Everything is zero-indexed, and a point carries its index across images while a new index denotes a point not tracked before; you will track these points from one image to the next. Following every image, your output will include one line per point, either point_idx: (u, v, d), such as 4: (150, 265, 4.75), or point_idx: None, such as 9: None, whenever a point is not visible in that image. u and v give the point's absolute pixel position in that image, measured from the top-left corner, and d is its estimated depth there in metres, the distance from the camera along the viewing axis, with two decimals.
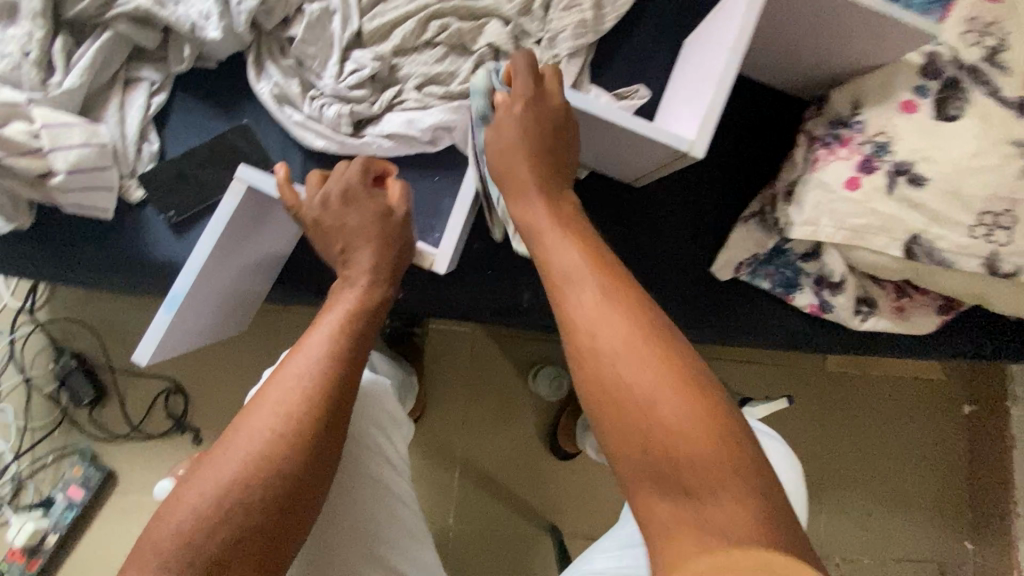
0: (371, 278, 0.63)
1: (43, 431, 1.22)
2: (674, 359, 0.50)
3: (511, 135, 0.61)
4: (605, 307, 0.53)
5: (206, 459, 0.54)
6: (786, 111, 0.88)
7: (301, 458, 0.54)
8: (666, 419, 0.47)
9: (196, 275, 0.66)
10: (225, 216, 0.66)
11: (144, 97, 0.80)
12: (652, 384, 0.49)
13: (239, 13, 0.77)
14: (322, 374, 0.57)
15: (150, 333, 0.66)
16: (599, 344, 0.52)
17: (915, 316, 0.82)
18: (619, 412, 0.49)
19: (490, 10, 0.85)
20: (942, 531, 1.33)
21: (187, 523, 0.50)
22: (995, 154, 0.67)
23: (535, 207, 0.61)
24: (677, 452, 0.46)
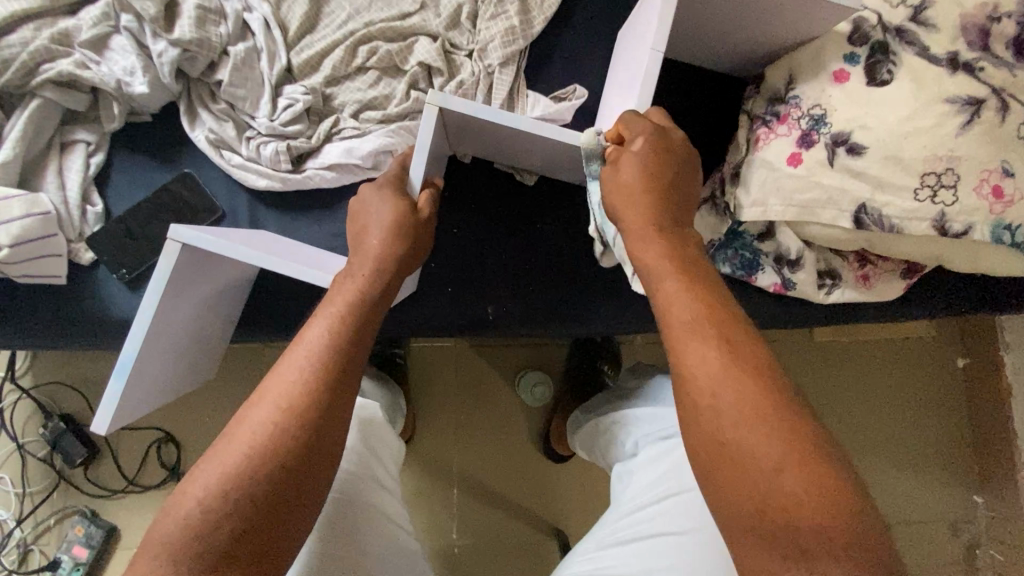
0: (375, 267, 0.62)
1: (42, 494, 1.22)
2: (801, 427, 0.48)
3: (633, 176, 0.61)
4: (738, 376, 0.50)
5: (209, 451, 0.51)
6: (728, 93, 0.87)
7: (305, 445, 0.51)
8: (787, 491, 0.46)
9: (141, 339, 0.66)
10: (163, 278, 0.66)
11: (81, 159, 0.80)
12: (771, 453, 0.47)
13: (162, 64, 0.77)
14: (322, 363, 0.54)
15: (106, 403, 0.67)
16: (718, 415, 0.50)
17: (879, 283, 0.81)
18: (732, 470, 0.48)
19: (417, 28, 0.84)
20: (951, 487, 1.31)
21: (192, 516, 0.47)
22: (929, 114, 0.66)
23: (650, 246, 0.59)
24: (791, 510, 0.46)
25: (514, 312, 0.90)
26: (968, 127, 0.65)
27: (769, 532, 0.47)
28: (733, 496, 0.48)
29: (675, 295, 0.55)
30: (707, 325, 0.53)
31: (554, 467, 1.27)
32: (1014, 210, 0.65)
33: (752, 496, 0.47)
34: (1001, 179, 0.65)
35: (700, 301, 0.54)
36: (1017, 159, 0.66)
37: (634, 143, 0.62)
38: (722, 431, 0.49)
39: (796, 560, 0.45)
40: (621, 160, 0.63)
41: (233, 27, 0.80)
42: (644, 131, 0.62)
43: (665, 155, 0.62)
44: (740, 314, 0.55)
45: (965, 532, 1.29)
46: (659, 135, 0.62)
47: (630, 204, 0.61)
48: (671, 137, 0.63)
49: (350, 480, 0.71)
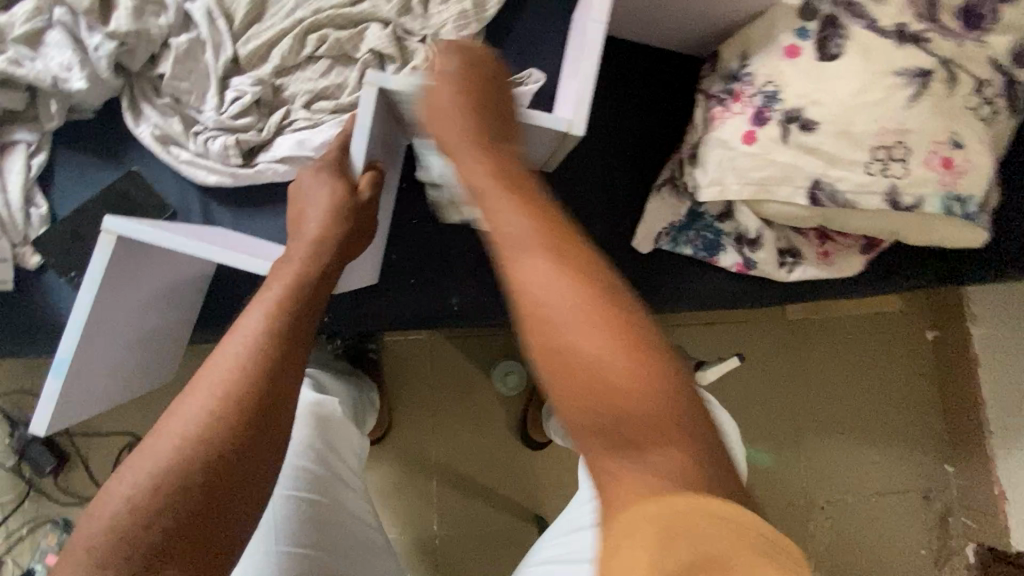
0: (313, 250, 0.61)
1: (13, 504, 1.18)
2: (631, 321, 0.41)
3: (446, 92, 0.58)
4: (561, 272, 0.42)
5: (138, 448, 0.50)
6: (687, 73, 0.86)
7: (237, 438, 0.50)
8: (624, 388, 0.38)
9: (78, 336, 0.65)
10: (98, 273, 0.64)
11: (22, 160, 0.78)
12: (600, 352, 0.39)
13: (99, 58, 0.74)
14: (257, 350, 0.53)
15: (44, 399, 0.67)
16: (550, 321, 0.41)
17: (840, 259, 0.82)
18: (567, 376, 0.40)
19: (367, 14, 0.82)
20: (922, 456, 1.33)
21: (121, 512, 0.46)
22: (879, 87, 0.65)
23: (468, 153, 0.53)
24: (624, 407, 0.38)
25: (479, 302, 0.89)
26: (918, 100, 0.65)
27: (608, 437, 0.38)
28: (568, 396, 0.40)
29: (474, 164, 0.52)
30: (536, 233, 0.44)
31: (532, 455, 1.27)
32: (965, 181, 0.65)
33: (597, 399, 0.39)
34: (951, 151, 0.65)
35: (527, 209, 0.46)
36: (967, 131, 0.66)
37: (444, 63, 0.60)
38: (538, 307, 0.41)
39: (623, 454, 0.38)
40: (433, 82, 0.60)
41: (174, 18, 0.78)
42: (457, 55, 0.61)
43: (470, 75, 0.59)
44: (560, 211, 0.48)
45: (938, 500, 1.32)
46: (457, 52, 0.61)
47: (461, 109, 0.57)
48: (483, 65, 0.61)
49: (309, 478, 0.71)
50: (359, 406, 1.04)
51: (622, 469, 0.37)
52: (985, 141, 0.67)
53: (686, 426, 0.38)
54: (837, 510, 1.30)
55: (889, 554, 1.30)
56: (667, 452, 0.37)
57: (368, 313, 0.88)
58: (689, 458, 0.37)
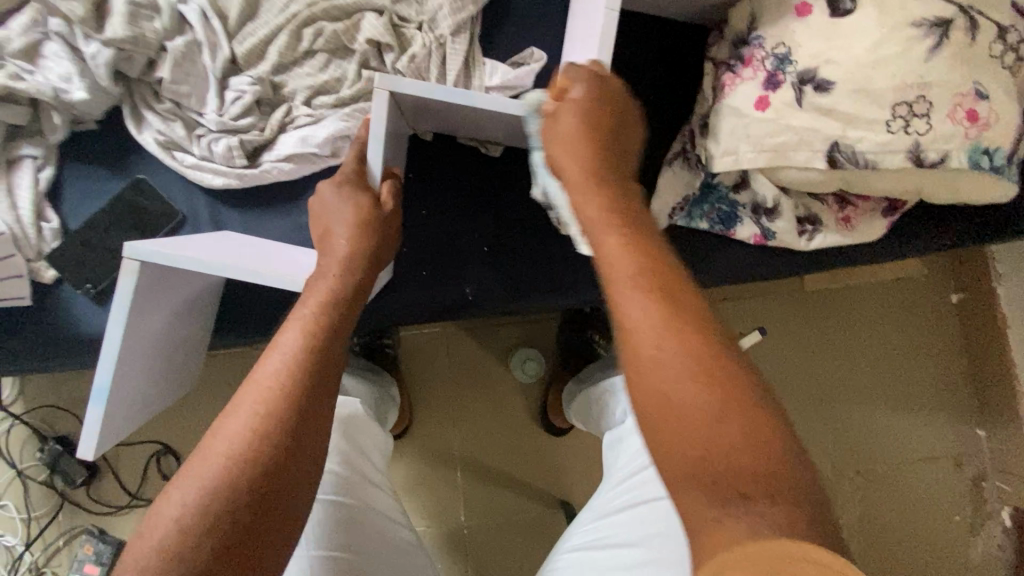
0: (344, 266, 0.60)
1: (48, 517, 1.19)
2: (730, 368, 0.45)
3: (570, 126, 0.58)
4: (672, 323, 0.47)
5: (182, 468, 0.49)
6: (691, 42, 0.84)
7: (284, 453, 0.49)
8: (721, 435, 0.42)
9: (114, 363, 0.65)
10: (127, 297, 0.64)
11: (30, 175, 0.78)
12: (708, 407, 0.43)
13: (97, 67, 0.74)
14: (298, 368, 0.52)
15: (88, 430, 0.66)
16: (660, 366, 0.45)
17: (861, 224, 0.79)
18: (666, 420, 0.44)
19: (362, 4, 0.80)
20: (953, 423, 1.31)
21: (169, 536, 0.45)
22: (896, 40, 0.63)
23: (585, 193, 0.56)
24: (716, 457, 0.42)
25: (493, 290, 0.88)
26: (938, 51, 0.62)
27: (712, 479, 0.41)
28: (669, 450, 0.44)
29: (583, 194, 0.56)
30: (645, 281, 0.49)
31: (554, 441, 1.26)
32: (991, 133, 0.63)
33: (683, 440, 0.43)
34: (975, 102, 0.63)
35: (638, 253, 0.50)
36: (990, 80, 0.63)
37: (572, 89, 0.59)
38: (638, 344, 0.47)
39: (725, 500, 0.40)
40: (558, 109, 0.60)
41: (169, 21, 0.77)
42: (582, 76, 0.60)
43: (603, 96, 0.60)
44: (670, 256, 0.52)
45: (971, 465, 1.30)
46: (594, 79, 0.60)
47: (569, 154, 0.57)
48: (611, 87, 0.61)
49: (337, 480, 0.71)
50: (381, 401, 1.03)
51: (728, 516, 0.39)
52: (1010, 90, 0.64)
53: (790, 478, 0.41)
54: (869, 481, 1.28)
55: (925, 525, 1.28)
56: (777, 505, 0.40)
57: (382, 308, 0.87)
58: (796, 511, 0.39)
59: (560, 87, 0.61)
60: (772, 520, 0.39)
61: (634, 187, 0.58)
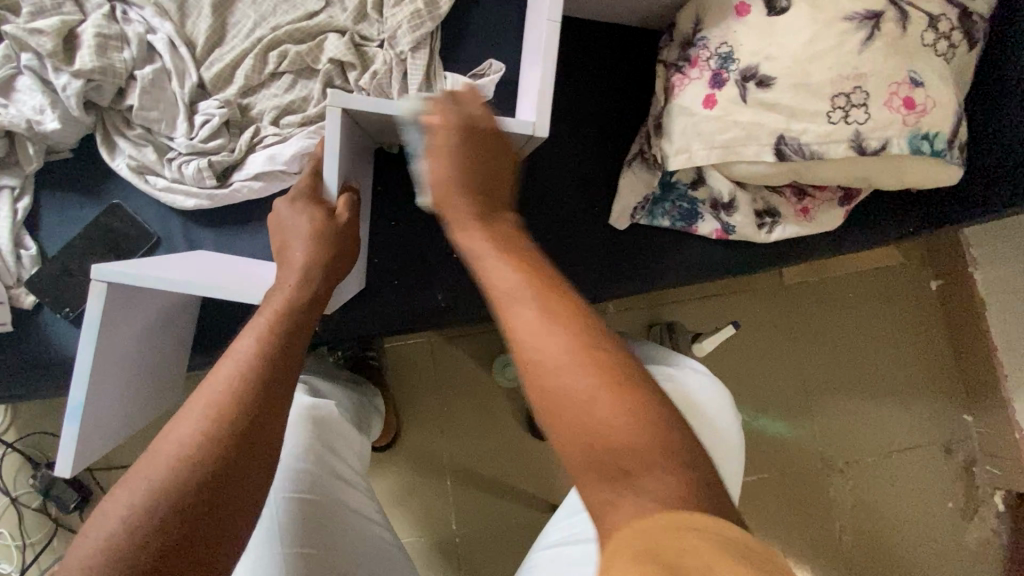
0: (302, 276, 0.62)
1: (42, 543, 1.20)
2: (608, 357, 0.45)
3: (445, 168, 0.61)
4: (553, 325, 0.47)
5: (133, 469, 0.51)
6: (646, 47, 0.86)
7: (232, 454, 0.51)
8: (602, 417, 0.43)
9: (86, 378, 0.67)
10: (96, 317, 0.66)
11: (8, 205, 0.80)
12: (587, 391, 0.44)
13: (68, 98, 0.77)
14: (249, 374, 0.54)
15: (65, 447, 0.68)
16: (541, 362, 0.45)
17: (821, 214, 0.81)
18: (555, 422, 0.44)
19: (324, 26, 0.83)
20: (938, 408, 1.31)
21: (116, 535, 0.46)
22: (831, 34, 0.65)
23: (474, 231, 0.57)
24: (604, 441, 0.42)
25: (465, 296, 0.90)
26: (871, 43, 0.64)
27: (604, 467, 0.42)
28: (575, 444, 0.43)
29: (490, 257, 0.54)
30: (522, 284, 0.50)
31: (541, 445, 1.27)
32: (929, 119, 0.65)
33: (579, 432, 0.43)
34: (912, 90, 0.64)
35: (522, 268, 0.51)
36: (925, 68, 0.65)
37: (442, 136, 0.62)
38: (528, 350, 0.46)
39: (624, 487, 0.41)
40: (437, 148, 0.62)
41: (137, 51, 0.80)
42: (456, 121, 0.62)
43: (483, 145, 0.63)
44: (558, 274, 0.52)
45: (960, 451, 1.30)
46: (464, 121, 0.62)
47: (446, 193, 0.61)
48: (479, 128, 0.63)
49: (308, 479, 0.72)
50: (363, 410, 1.04)
51: (621, 499, 0.41)
52: (946, 77, 0.66)
53: (669, 448, 0.42)
54: (857, 471, 1.28)
55: (917, 512, 1.28)
56: (660, 475, 0.41)
57: (358, 319, 0.89)
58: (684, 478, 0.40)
59: (444, 125, 0.62)
60: (667, 486, 0.40)
61: (515, 227, 0.60)
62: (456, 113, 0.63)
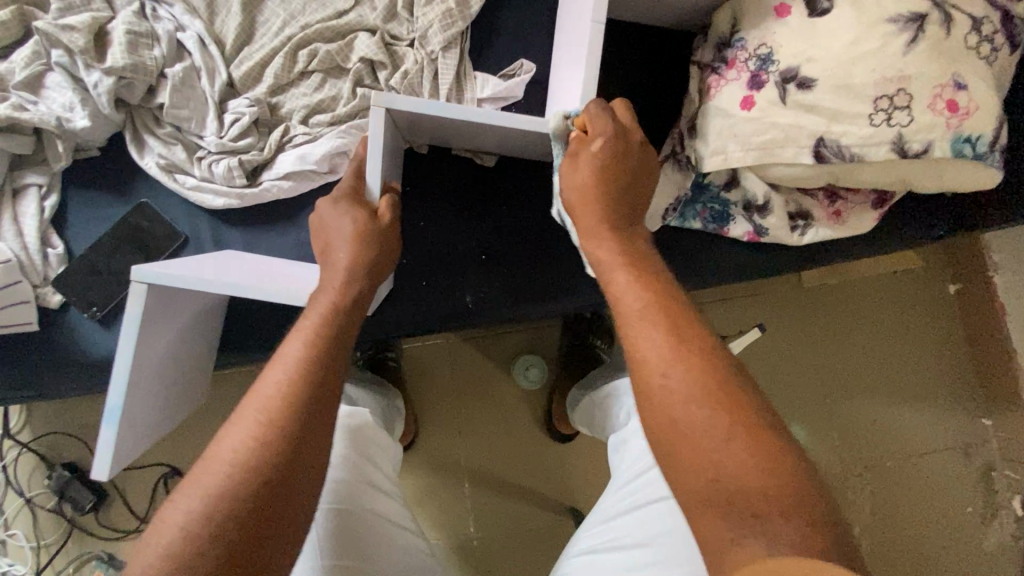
0: (345, 277, 0.62)
1: (57, 544, 1.19)
2: (734, 395, 0.48)
3: (585, 178, 0.61)
4: (684, 353, 0.50)
5: (189, 476, 0.50)
6: (676, 48, 0.86)
7: (285, 460, 0.50)
8: (723, 454, 0.46)
9: (126, 378, 0.66)
10: (136, 319, 0.65)
11: (35, 203, 0.79)
12: (714, 426, 0.47)
13: (99, 95, 0.76)
14: (301, 378, 0.53)
15: (102, 450, 0.67)
16: (668, 391, 0.49)
17: (852, 218, 0.80)
18: (677, 453, 0.47)
19: (354, 24, 0.82)
20: (957, 413, 1.30)
21: (175, 543, 0.46)
22: (874, 36, 0.64)
23: (604, 250, 0.59)
24: (722, 474, 0.45)
25: (492, 297, 0.89)
26: (914, 44, 0.64)
27: (716, 499, 0.45)
28: (693, 479, 0.46)
29: (629, 292, 0.55)
30: (655, 311, 0.53)
31: (560, 449, 1.26)
32: (972, 121, 0.64)
33: (699, 464, 0.46)
34: (955, 92, 0.64)
35: (649, 291, 0.54)
36: (969, 71, 0.65)
37: (587, 139, 0.62)
38: (648, 379, 0.50)
39: (737, 520, 0.43)
40: (580, 156, 0.62)
41: (167, 48, 0.79)
42: (613, 117, 0.62)
43: (630, 153, 0.62)
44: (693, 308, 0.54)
45: (978, 456, 1.29)
46: (612, 130, 0.61)
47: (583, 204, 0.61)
48: (628, 127, 0.63)
49: (346, 489, 0.71)
50: (387, 412, 1.03)
51: (742, 539, 0.42)
52: (987, 79, 0.66)
53: (802, 495, 0.44)
54: (878, 476, 1.28)
55: (937, 516, 1.27)
56: None
57: (384, 319, 0.88)
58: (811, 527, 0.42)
59: (591, 133, 0.61)
60: (796, 531, 0.41)
61: (647, 244, 0.61)
62: (612, 124, 0.61)
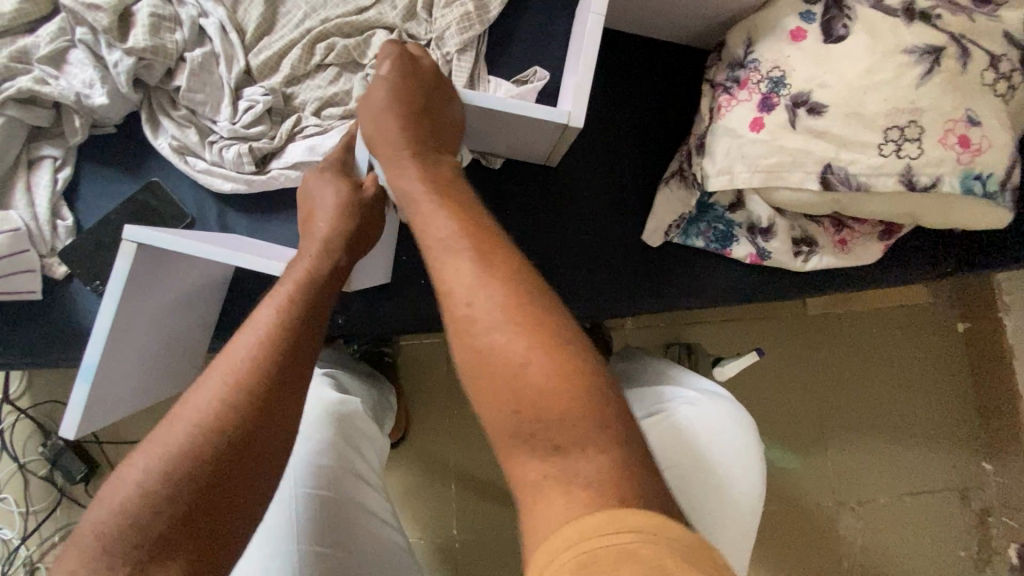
0: (323, 248, 0.62)
1: (45, 512, 1.20)
2: (538, 313, 0.46)
3: (383, 108, 0.60)
4: (484, 277, 0.48)
5: (152, 434, 0.51)
6: (692, 65, 0.86)
7: (244, 426, 0.50)
8: (536, 382, 0.44)
9: (104, 343, 0.66)
10: (121, 278, 0.66)
11: (49, 175, 0.81)
12: (517, 352, 0.45)
13: (118, 74, 0.78)
14: (268, 344, 0.54)
15: (72, 410, 0.67)
16: (473, 322, 0.47)
17: (858, 247, 0.79)
18: (491, 385, 0.45)
19: (373, 21, 0.83)
20: (957, 454, 1.28)
21: (132, 498, 0.47)
22: (889, 67, 0.64)
23: (409, 172, 0.57)
24: (538, 405, 0.43)
25: None
26: (930, 77, 0.64)
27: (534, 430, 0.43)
28: (503, 406, 0.44)
29: (430, 213, 0.53)
30: (459, 235, 0.50)
31: None
32: (983, 159, 0.64)
33: (511, 397, 0.44)
34: (967, 128, 0.64)
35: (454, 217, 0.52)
36: (984, 107, 0.64)
37: (383, 71, 0.61)
38: (463, 315, 0.47)
39: (549, 453, 0.43)
40: (375, 85, 0.61)
41: (189, 33, 0.81)
42: (395, 63, 0.61)
43: (407, 90, 0.61)
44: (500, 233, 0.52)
45: (976, 499, 1.26)
46: (404, 61, 0.61)
47: (387, 127, 0.59)
48: (426, 68, 0.62)
49: (329, 478, 0.71)
50: (378, 406, 1.03)
51: (550, 474, 0.42)
52: (1002, 116, 0.65)
53: (602, 418, 0.43)
54: (869, 511, 1.25)
55: (928, 557, 1.25)
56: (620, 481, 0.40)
57: (380, 315, 0.89)
58: (610, 455, 0.41)
59: (379, 62, 0.62)
60: (593, 457, 0.41)
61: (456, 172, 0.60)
62: (388, 59, 0.62)
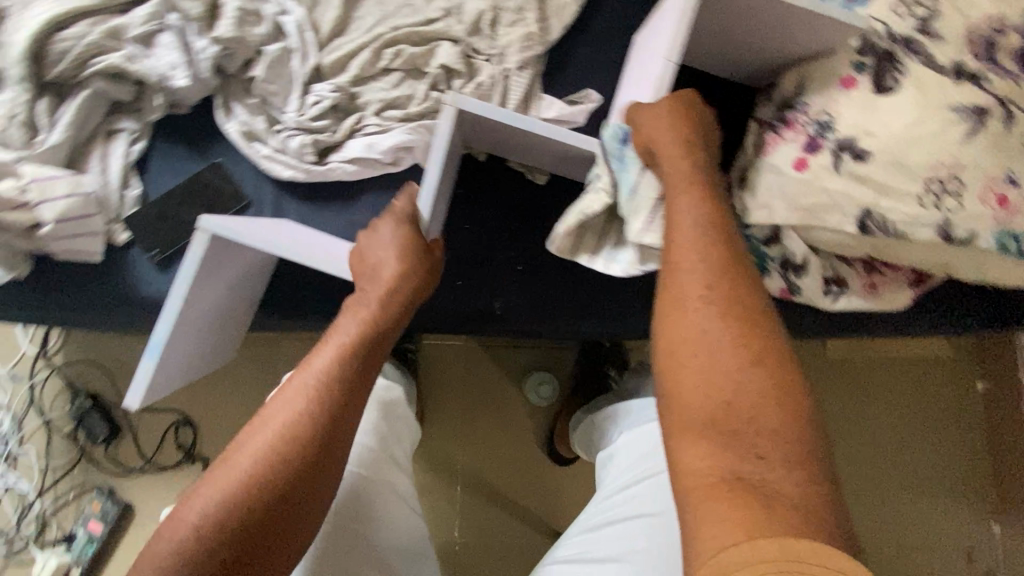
0: (374, 310, 0.69)
1: (64, 468, 1.24)
2: (775, 360, 0.55)
3: (667, 135, 0.64)
4: (733, 322, 0.57)
5: (218, 466, 0.62)
6: (739, 101, 0.90)
7: (291, 476, 0.60)
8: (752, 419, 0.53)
9: (171, 320, 0.71)
10: (194, 263, 0.70)
11: (123, 146, 0.86)
12: (746, 389, 0.54)
13: (202, 60, 0.83)
14: (317, 401, 0.63)
15: (138, 381, 0.72)
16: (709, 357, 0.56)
17: (887, 292, 0.81)
18: (714, 416, 0.53)
19: (441, 33, 0.88)
20: (966, 513, 1.27)
21: (195, 530, 0.57)
22: (935, 122, 0.67)
23: (678, 204, 0.62)
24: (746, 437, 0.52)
25: (521, 307, 0.92)
26: (973, 136, 0.66)
27: (739, 449, 0.52)
28: (711, 431, 0.53)
29: (690, 249, 0.60)
30: (718, 275, 0.58)
31: (559, 469, 1.26)
32: (1019, 219, 0.67)
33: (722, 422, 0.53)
34: (1005, 189, 0.67)
35: (714, 254, 0.59)
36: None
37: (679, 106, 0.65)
38: (696, 349, 0.56)
39: (747, 469, 0.51)
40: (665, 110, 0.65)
41: (269, 28, 0.86)
42: (685, 102, 0.66)
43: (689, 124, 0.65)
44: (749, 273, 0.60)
45: (982, 562, 1.25)
46: (691, 105, 0.66)
47: (671, 151, 0.63)
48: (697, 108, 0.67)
49: (367, 456, 0.74)
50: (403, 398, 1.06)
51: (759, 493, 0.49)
52: None
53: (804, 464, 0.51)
54: (872, 561, 1.25)
55: None
56: None
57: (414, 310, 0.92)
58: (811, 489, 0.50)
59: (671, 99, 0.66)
60: (794, 484, 0.50)
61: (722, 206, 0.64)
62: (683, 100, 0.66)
